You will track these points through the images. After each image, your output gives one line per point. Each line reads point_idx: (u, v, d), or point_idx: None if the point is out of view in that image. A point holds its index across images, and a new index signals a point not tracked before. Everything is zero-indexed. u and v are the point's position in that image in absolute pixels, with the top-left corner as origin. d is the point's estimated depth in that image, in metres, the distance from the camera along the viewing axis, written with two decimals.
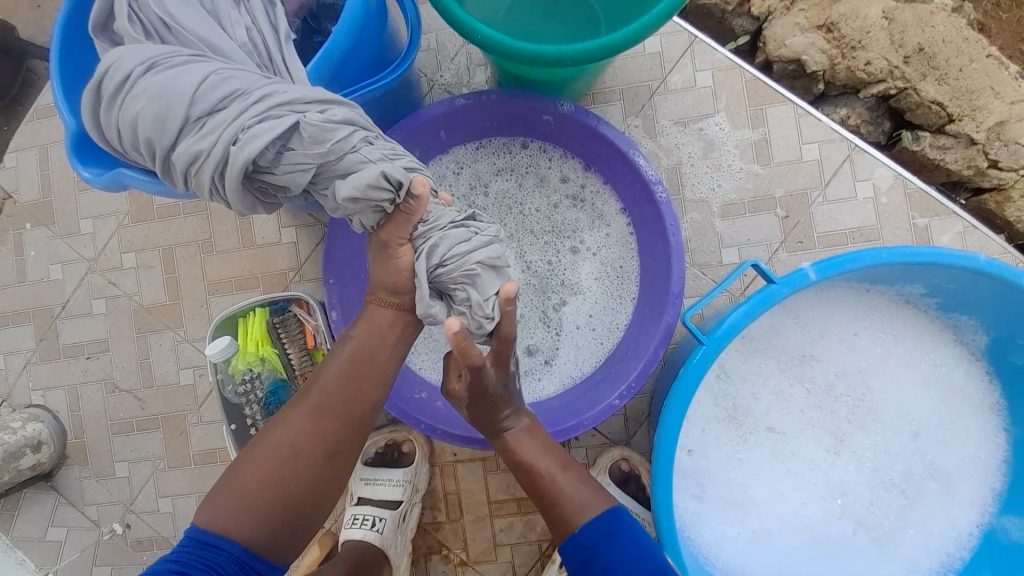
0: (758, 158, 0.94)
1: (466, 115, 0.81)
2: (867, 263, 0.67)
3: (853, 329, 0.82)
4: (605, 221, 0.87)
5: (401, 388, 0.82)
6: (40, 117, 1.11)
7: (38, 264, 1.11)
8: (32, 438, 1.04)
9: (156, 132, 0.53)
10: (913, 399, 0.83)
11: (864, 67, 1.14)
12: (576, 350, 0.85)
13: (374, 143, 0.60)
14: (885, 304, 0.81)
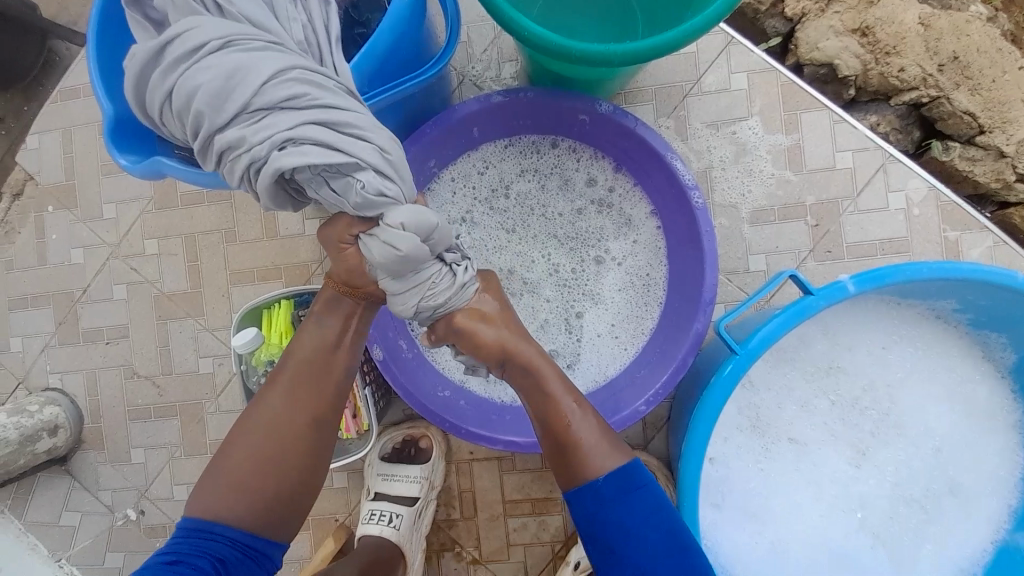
0: (790, 164, 0.93)
1: (500, 112, 0.80)
2: (906, 277, 0.66)
3: (882, 343, 0.81)
4: (632, 225, 0.86)
5: (425, 386, 0.82)
6: (63, 98, 1.11)
7: (60, 247, 1.11)
8: (49, 422, 1.04)
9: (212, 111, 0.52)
10: (937, 413, 0.82)
11: (897, 75, 1.13)
12: (598, 359, 0.85)
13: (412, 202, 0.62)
14: (915, 318, 0.80)
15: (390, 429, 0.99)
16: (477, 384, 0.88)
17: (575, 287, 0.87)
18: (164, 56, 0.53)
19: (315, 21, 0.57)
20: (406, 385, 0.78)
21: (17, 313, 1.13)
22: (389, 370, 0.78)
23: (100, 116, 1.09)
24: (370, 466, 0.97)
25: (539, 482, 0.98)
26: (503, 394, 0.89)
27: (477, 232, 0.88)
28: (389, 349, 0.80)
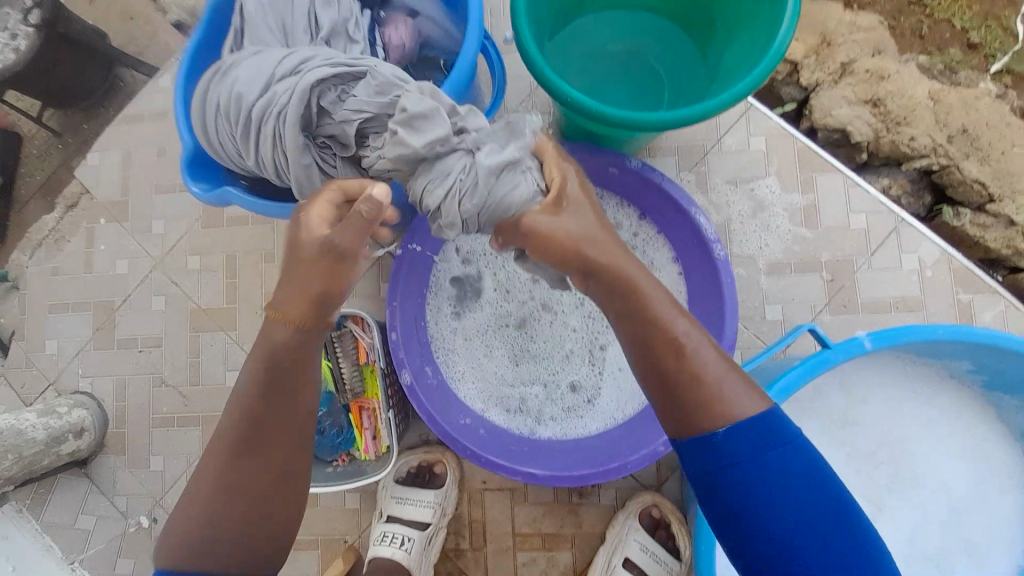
0: (806, 221, 0.97)
1: None
2: (920, 337, 0.69)
3: (897, 398, 0.83)
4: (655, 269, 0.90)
5: (448, 412, 0.84)
6: (127, 121, 1.19)
7: (106, 257, 1.17)
8: (76, 424, 1.07)
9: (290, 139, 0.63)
10: (952, 471, 0.83)
11: (908, 142, 1.20)
12: (618, 391, 0.90)
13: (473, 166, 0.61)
14: (928, 375, 0.82)
15: (406, 452, 1.00)
16: (496, 415, 0.90)
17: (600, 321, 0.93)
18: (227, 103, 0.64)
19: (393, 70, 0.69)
20: (431, 412, 0.81)
21: (58, 317, 1.18)
22: (414, 398, 0.81)
23: (160, 139, 1.18)
24: (385, 488, 0.97)
25: (551, 516, 0.98)
26: (523, 424, 0.90)
27: (506, 268, 0.94)
28: (416, 377, 0.83)
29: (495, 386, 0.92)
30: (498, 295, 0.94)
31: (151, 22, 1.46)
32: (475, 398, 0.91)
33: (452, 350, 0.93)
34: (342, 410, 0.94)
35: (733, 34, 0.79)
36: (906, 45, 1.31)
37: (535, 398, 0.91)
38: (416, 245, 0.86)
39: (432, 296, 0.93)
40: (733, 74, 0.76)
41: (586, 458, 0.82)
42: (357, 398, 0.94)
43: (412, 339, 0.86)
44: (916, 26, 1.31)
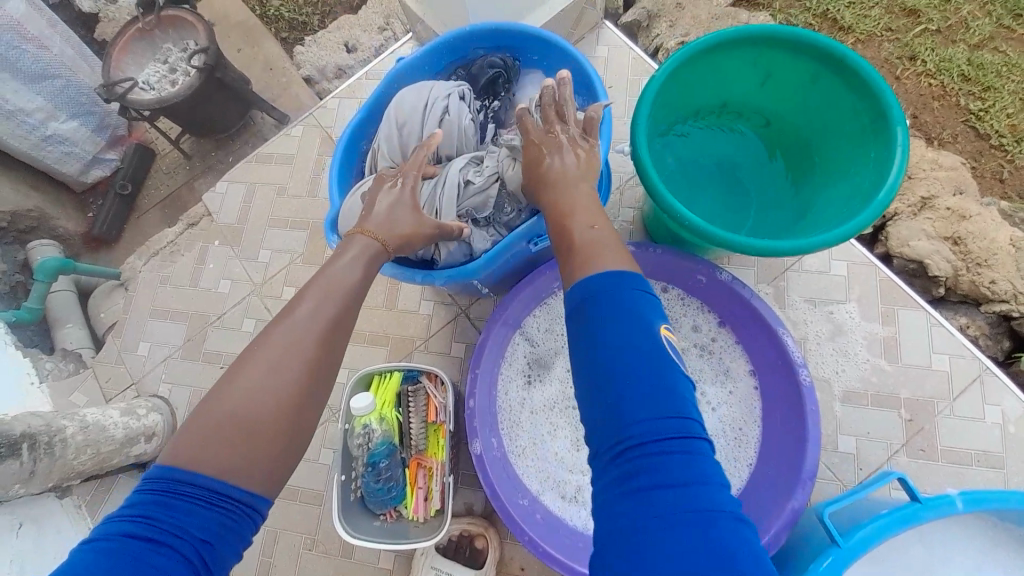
0: (885, 354, 0.97)
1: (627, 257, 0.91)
2: (1015, 506, 0.67)
3: (984, 566, 0.77)
4: (729, 378, 0.92)
5: (510, 490, 0.85)
6: (257, 160, 1.35)
7: (211, 275, 1.29)
8: (150, 428, 1.14)
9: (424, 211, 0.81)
10: None
11: (988, 284, 1.20)
12: None
13: None
14: (1021, 548, 0.77)
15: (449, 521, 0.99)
16: (551, 498, 0.91)
17: None
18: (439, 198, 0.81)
19: None
20: (494, 487, 0.83)
21: (156, 322, 1.29)
22: (481, 468, 0.83)
23: (281, 180, 1.32)
24: (425, 555, 0.97)
25: None
26: (576, 515, 0.90)
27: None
28: (485, 447, 0.85)
29: (554, 467, 0.93)
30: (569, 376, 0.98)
31: (286, 75, 1.68)
32: (532, 475, 0.92)
33: (517, 423, 0.96)
34: (400, 467, 0.95)
35: (832, 181, 0.84)
36: (984, 187, 1.34)
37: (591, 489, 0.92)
38: (505, 318, 0.92)
39: (506, 366, 0.98)
40: (825, 220, 0.80)
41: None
42: (417, 455, 0.97)
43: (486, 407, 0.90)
44: (997, 170, 1.34)
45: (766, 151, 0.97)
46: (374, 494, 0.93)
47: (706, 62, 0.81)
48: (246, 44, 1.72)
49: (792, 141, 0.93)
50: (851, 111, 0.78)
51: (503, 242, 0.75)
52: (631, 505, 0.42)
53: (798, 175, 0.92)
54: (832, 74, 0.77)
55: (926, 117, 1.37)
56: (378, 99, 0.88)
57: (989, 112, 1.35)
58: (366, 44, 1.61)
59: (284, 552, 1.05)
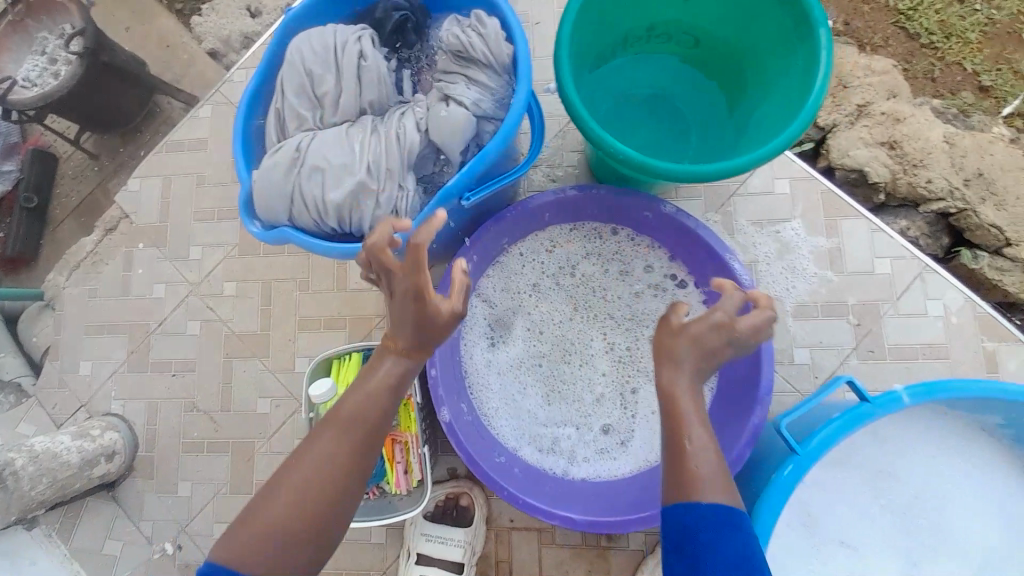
0: (831, 265, 1.00)
1: (572, 204, 0.89)
2: (940, 394, 0.70)
3: (933, 452, 0.82)
4: (685, 310, 0.93)
5: (485, 451, 0.86)
6: (169, 149, 1.24)
7: (143, 281, 1.20)
8: (108, 448, 1.08)
9: (331, 177, 0.66)
10: (994, 533, 0.81)
11: (925, 184, 1.23)
12: (649, 435, 0.91)
13: (483, 104, 0.71)
14: (966, 431, 0.81)
15: (434, 487, 1.01)
16: (528, 452, 0.92)
17: (631, 363, 0.93)
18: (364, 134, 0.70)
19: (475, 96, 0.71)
20: (468, 450, 0.82)
21: (92, 339, 1.21)
22: (453, 435, 0.82)
23: (198, 168, 1.22)
24: (415, 525, 0.98)
25: (577, 559, 0.98)
26: (555, 463, 0.92)
27: (539, 304, 0.96)
28: (453, 414, 0.84)
29: (527, 423, 0.93)
30: (532, 330, 0.96)
31: (187, 51, 1.51)
32: (506, 434, 0.93)
33: (487, 385, 0.95)
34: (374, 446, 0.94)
35: (763, 96, 0.82)
36: (916, 88, 1.35)
37: (566, 439, 0.92)
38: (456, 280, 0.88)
39: (468, 330, 0.95)
40: (759, 136, 0.79)
41: (621, 504, 0.82)
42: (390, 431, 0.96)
43: (449, 374, 0.88)
44: (928, 68, 1.34)
45: (700, 71, 0.94)
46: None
47: None
48: (133, 20, 1.53)
49: (722, 64, 0.89)
50: (774, 16, 0.75)
51: (434, 201, 0.68)
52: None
53: (733, 95, 0.90)
54: None
55: (856, 23, 1.36)
56: (275, 57, 0.75)
57: (917, 10, 1.34)
58: (271, 6, 1.47)
59: None
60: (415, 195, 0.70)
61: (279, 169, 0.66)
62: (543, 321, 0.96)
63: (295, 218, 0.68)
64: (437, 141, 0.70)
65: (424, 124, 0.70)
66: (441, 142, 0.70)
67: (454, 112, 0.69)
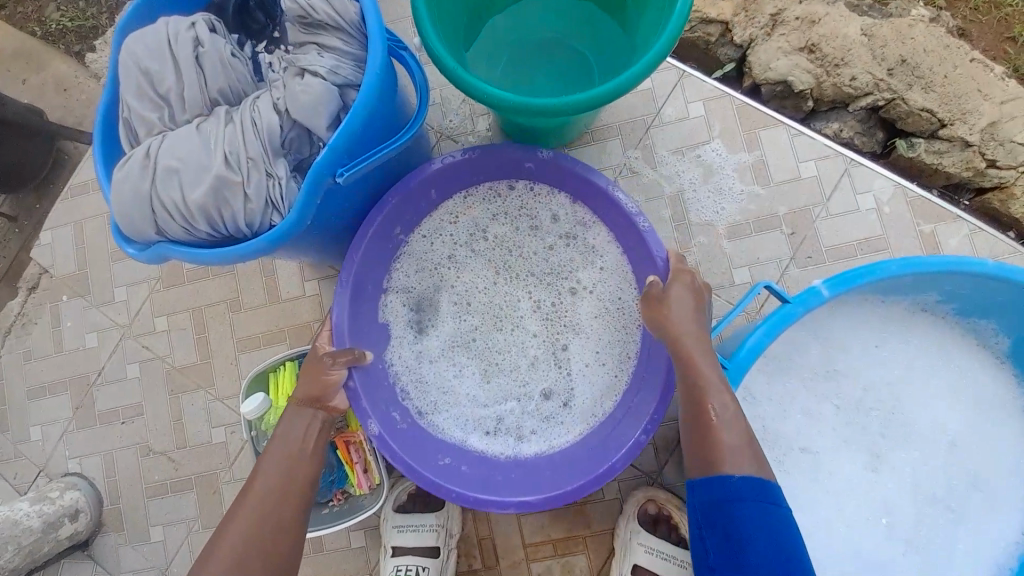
0: (757, 179, 0.97)
1: (455, 168, 0.85)
2: (881, 276, 0.68)
3: (874, 341, 0.82)
4: (598, 253, 0.90)
5: (425, 456, 0.82)
6: (74, 195, 1.18)
7: (74, 334, 1.16)
8: (70, 507, 1.05)
9: (189, 177, 0.61)
10: (946, 408, 0.82)
11: (849, 82, 1.19)
12: (590, 389, 0.89)
13: (341, 70, 0.64)
14: (902, 314, 0.81)
15: (400, 479, 0.99)
16: (477, 437, 0.89)
17: (557, 320, 0.91)
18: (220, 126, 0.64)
19: (331, 62, 0.64)
20: (406, 457, 0.78)
21: (36, 403, 1.17)
22: (387, 449, 0.77)
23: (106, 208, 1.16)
24: (386, 519, 0.96)
25: (557, 521, 0.97)
26: (505, 443, 0.88)
27: (457, 280, 0.92)
28: (382, 422, 0.80)
29: (471, 407, 0.90)
30: (457, 308, 0.92)
31: None
32: (451, 424, 0.89)
33: (417, 378, 0.90)
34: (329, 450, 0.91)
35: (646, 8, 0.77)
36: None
37: (512, 416, 0.89)
38: (357, 283, 0.83)
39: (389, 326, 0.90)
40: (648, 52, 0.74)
41: (571, 471, 0.80)
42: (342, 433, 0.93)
43: (374, 379, 0.84)
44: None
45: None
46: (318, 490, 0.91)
47: None
48: None
49: None
50: None
51: (305, 187, 0.62)
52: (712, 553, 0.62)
53: (622, 16, 0.85)
54: None
55: None
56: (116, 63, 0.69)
57: None
58: None
59: None
60: (289, 181, 0.64)
61: (131, 181, 0.62)
62: (466, 296, 0.92)
63: (166, 229, 0.63)
64: (298, 118, 0.63)
65: (281, 103, 0.64)
66: (302, 118, 0.63)
67: (309, 83, 0.63)
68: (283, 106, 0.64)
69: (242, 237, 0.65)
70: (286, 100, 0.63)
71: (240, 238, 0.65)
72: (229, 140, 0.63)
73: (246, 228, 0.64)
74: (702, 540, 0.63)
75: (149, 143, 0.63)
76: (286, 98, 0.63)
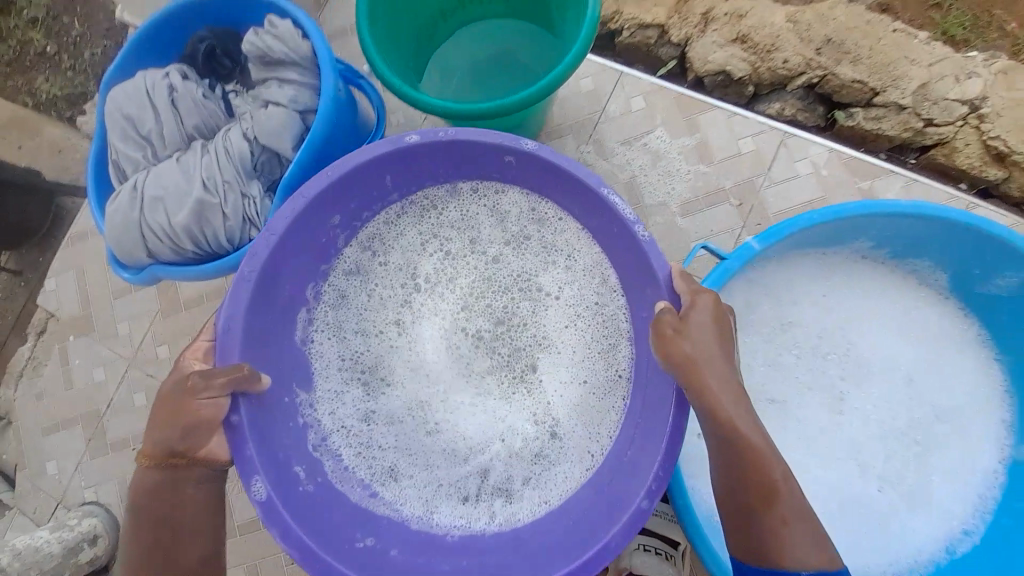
0: (702, 158, 1.04)
1: (380, 169, 0.77)
2: (804, 225, 0.75)
3: (821, 292, 0.87)
4: (562, 261, 0.87)
5: (341, 535, 0.73)
6: (76, 241, 1.27)
7: (83, 370, 1.22)
8: (88, 532, 1.10)
9: (175, 204, 0.69)
10: (899, 346, 0.87)
11: (782, 64, 1.29)
12: (574, 408, 0.84)
13: (302, 98, 0.73)
14: (843, 262, 0.87)
15: None
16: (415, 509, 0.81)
17: (524, 334, 0.87)
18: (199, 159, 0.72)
19: (292, 93, 0.73)
20: (314, 537, 0.69)
21: (51, 439, 1.23)
22: (284, 526, 0.67)
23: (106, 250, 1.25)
24: None
25: None
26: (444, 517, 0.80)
27: (392, 325, 0.88)
28: (286, 487, 0.71)
29: (403, 474, 0.83)
30: (394, 348, 0.88)
31: None
32: (365, 486, 0.81)
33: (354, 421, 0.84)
34: None
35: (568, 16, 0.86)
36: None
37: (496, 466, 0.83)
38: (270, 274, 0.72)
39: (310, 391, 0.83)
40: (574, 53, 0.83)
41: (536, 561, 0.71)
42: None
43: (271, 434, 0.73)
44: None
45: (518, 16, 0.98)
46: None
47: None
48: None
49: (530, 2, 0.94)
50: None
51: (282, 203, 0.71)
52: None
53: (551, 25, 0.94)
54: None
55: None
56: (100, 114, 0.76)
57: None
58: None
59: None
60: (264, 199, 0.73)
61: (121, 212, 0.69)
62: (400, 341, 0.88)
63: (156, 252, 0.70)
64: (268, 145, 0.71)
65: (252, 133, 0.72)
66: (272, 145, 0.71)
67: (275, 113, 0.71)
68: (253, 135, 0.72)
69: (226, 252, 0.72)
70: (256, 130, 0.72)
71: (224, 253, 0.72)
72: (207, 169, 0.71)
73: (227, 243, 0.71)
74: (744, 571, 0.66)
75: (136, 178, 0.71)
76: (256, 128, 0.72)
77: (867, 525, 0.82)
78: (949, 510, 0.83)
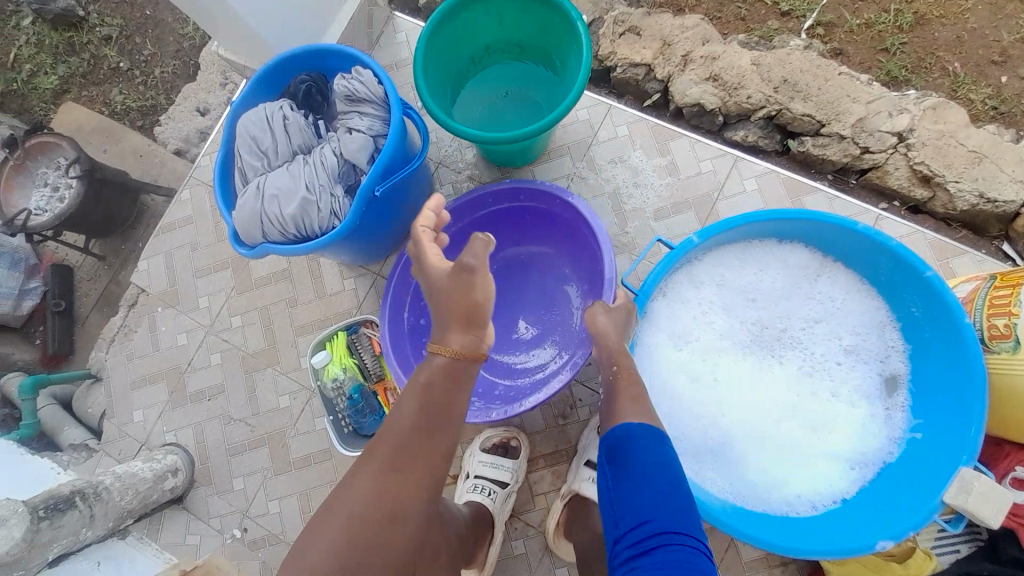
0: (669, 176, 1.56)
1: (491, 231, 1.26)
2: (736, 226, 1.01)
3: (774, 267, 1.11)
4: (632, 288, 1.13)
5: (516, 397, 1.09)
6: (166, 231, 1.54)
7: (168, 334, 1.49)
8: (172, 465, 1.34)
9: (284, 201, 0.97)
10: (809, 317, 1.11)
11: (745, 99, 1.55)
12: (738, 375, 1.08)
13: (373, 126, 1.01)
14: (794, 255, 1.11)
15: None
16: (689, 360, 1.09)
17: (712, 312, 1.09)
18: (298, 169, 1.00)
19: (366, 123, 1.01)
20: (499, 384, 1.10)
21: (136, 391, 1.48)
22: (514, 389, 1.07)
23: (191, 237, 1.53)
24: None
25: (546, 440, 1.29)
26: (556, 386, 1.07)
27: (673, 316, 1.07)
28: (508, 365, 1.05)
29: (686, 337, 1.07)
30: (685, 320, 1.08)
31: (158, 155, 1.85)
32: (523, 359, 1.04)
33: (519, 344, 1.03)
34: (372, 396, 1.24)
35: (563, 53, 1.16)
36: (732, 28, 1.68)
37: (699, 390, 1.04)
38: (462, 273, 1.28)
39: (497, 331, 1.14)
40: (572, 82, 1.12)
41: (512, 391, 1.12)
42: (381, 381, 1.25)
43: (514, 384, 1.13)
44: (737, 11, 1.68)
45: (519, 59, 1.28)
46: (333, 407, 1.22)
47: (443, 41, 1.13)
48: (110, 142, 1.88)
49: (529, 51, 1.24)
50: (537, 14, 1.13)
51: (357, 201, 0.96)
52: (613, 473, 0.81)
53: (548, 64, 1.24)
54: (518, 2, 1.12)
55: None
56: (233, 129, 1.05)
57: None
58: (216, 100, 1.82)
59: (320, 497, 1.34)
60: (344, 198, 1.00)
61: (249, 206, 0.98)
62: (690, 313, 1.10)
63: (268, 235, 0.99)
64: (351, 157, 1.00)
65: (336, 150, 1.01)
66: (350, 156, 1.00)
67: (354, 137, 1.00)
68: (336, 154, 1.01)
69: (315, 236, 0.99)
70: (341, 149, 1.00)
71: (314, 237, 0.99)
72: (306, 182, 0.98)
73: (318, 228, 0.99)
74: (607, 471, 0.83)
75: (258, 182, 1.00)
76: (339, 148, 1.01)
77: (789, 460, 1.05)
78: (848, 457, 1.04)
